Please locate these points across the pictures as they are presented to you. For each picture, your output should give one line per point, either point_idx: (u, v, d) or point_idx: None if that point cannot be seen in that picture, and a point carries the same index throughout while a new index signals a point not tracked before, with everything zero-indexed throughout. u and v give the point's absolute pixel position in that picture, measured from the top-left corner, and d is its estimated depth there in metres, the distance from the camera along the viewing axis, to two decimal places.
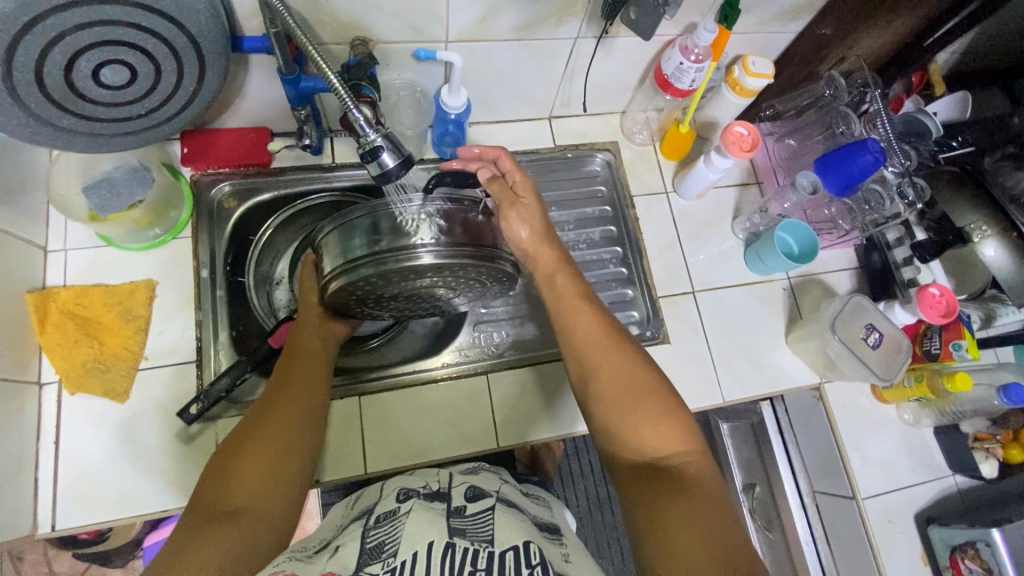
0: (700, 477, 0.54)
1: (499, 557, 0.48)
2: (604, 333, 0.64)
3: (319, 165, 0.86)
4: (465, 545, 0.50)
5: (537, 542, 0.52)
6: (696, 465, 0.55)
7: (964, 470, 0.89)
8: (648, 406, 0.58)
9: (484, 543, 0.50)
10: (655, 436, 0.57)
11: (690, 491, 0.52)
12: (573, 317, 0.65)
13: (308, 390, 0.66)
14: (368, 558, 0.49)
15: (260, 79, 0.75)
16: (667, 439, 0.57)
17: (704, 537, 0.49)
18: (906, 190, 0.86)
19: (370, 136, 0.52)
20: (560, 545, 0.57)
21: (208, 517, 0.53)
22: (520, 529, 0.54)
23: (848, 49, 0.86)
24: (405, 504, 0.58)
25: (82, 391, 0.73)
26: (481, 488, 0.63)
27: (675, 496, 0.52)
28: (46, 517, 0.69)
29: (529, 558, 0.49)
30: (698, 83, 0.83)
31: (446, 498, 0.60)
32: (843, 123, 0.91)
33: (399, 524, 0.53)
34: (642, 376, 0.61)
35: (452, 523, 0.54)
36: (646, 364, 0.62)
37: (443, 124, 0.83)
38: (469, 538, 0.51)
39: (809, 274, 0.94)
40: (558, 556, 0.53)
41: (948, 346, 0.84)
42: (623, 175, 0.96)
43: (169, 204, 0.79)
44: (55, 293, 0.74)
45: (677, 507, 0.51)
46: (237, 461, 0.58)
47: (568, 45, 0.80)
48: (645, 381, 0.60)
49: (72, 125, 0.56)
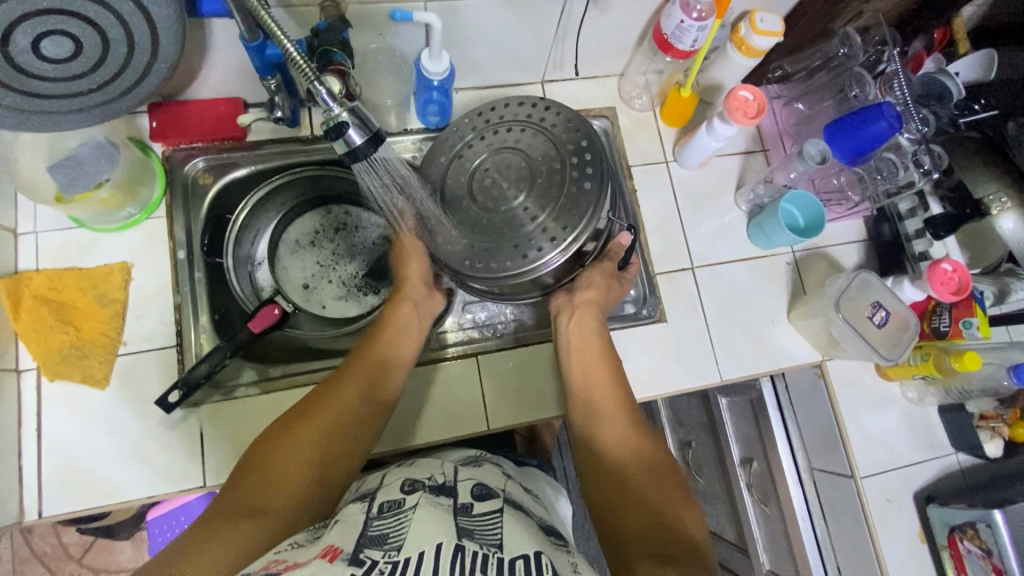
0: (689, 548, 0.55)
1: (510, 565, 0.46)
2: (624, 411, 0.67)
3: (297, 138, 0.81)
4: (473, 548, 0.48)
5: (548, 554, 0.50)
6: (685, 538, 0.56)
7: (968, 449, 0.87)
8: (643, 475, 0.62)
9: (492, 547, 0.49)
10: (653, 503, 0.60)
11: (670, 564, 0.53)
12: (596, 386, 0.69)
13: (366, 404, 0.65)
14: (369, 543, 0.48)
15: (226, 45, 0.70)
16: (666, 506, 0.59)
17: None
18: (922, 158, 0.81)
19: (335, 110, 0.48)
20: (569, 553, 0.55)
21: (233, 520, 0.52)
22: (530, 538, 0.52)
23: (866, 3, 0.78)
24: (410, 497, 0.56)
25: (61, 378, 0.71)
26: (489, 487, 0.62)
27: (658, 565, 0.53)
28: (33, 504, 0.68)
29: (540, 566, 0.46)
30: (701, 43, 0.77)
31: (452, 494, 0.59)
32: (856, 86, 0.85)
33: (406, 520, 0.51)
34: (647, 444, 0.65)
35: (461, 522, 0.52)
36: (653, 440, 0.65)
37: (427, 92, 0.78)
38: (478, 542, 0.49)
39: (815, 248, 0.90)
40: (567, 565, 0.51)
41: (959, 324, 0.80)
42: (621, 143, 0.91)
43: (140, 182, 0.75)
44: (27, 278, 0.72)
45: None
46: (279, 461, 0.58)
47: (558, 2, 0.74)
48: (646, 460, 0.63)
49: (16, 103, 0.52)
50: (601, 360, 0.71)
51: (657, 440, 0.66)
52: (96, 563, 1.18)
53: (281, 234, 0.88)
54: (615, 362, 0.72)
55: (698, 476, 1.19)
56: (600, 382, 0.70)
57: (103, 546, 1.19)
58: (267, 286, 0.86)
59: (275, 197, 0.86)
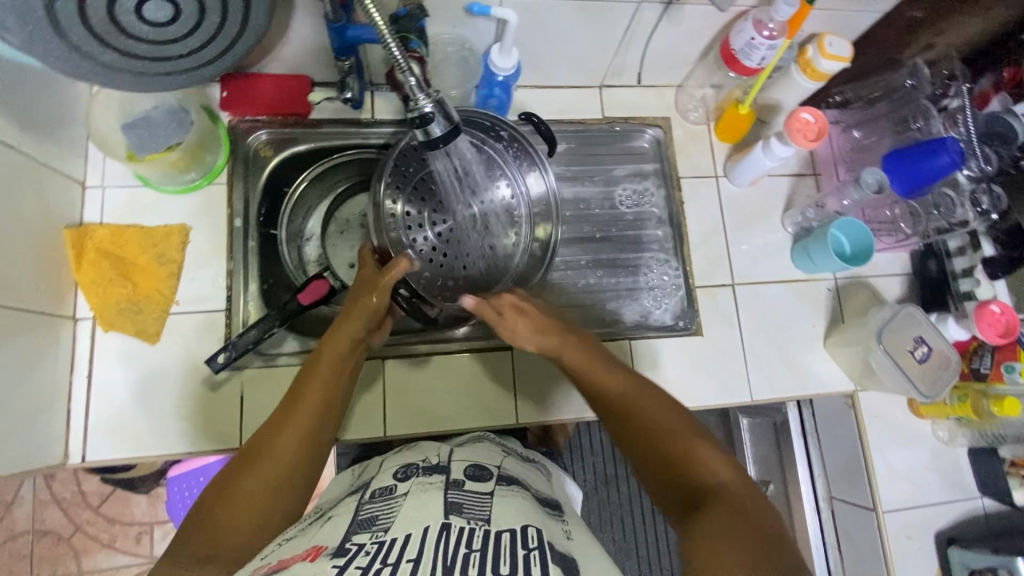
0: (740, 494, 0.50)
1: (494, 537, 0.45)
2: (628, 384, 0.60)
3: (357, 120, 0.83)
4: (460, 525, 0.47)
5: (536, 526, 0.48)
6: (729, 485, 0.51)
7: (994, 494, 0.86)
8: (670, 435, 0.55)
9: (480, 522, 0.48)
10: (692, 462, 0.53)
11: (725, 510, 0.47)
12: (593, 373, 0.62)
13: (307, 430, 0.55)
14: (357, 528, 0.47)
15: (304, 23, 0.72)
16: (703, 458, 0.53)
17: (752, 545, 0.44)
18: (981, 197, 0.80)
19: (421, 100, 0.53)
20: (560, 524, 0.54)
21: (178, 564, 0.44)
22: (522, 512, 0.51)
23: (937, 36, 0.78)
24: (403, 482, 0.56)
25: (114, 329, 0.74)
26: (482, 466, 0.61)
27: (718, 517, 0.47)
28: (77, 448, 0.71)
29: (527, 541, 0.45)
30: (769, 62, 0.77)
31: (446, 472, 0.58)
32: (921, 118, 0.84)
33: (396, 503, 0.51)
34: (664, 403, 0.58)
35: (450, 497, 0.52)
36: (670, 402, 0.59)
37: (488, 87, 0.79)
38: (466, 517, 0.48)
39: (857, 277, 0.89)
40: (561, 533, 0.51)
41: (1000, 367, 0.79)
42: (672, 152, 0.91)
43: (207, 148, 0.77)
44: (92, 231, 0.74)
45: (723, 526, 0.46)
46: (249, 474, 0.51)
47: (631, 9, 0.74)
48: (676, 421, 0.57)
49: (113, 61, 0.54)
50: (582, 344, 0.64)
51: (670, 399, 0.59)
52: (112, 513, 1.19)
53: (331, 213, 0.87)
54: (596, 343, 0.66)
55: None
56: (598, 365, 0.62)
57: (120, 497, 1.20)
58: (314, 260, 0.86)
59: (328, 176, 0.86)
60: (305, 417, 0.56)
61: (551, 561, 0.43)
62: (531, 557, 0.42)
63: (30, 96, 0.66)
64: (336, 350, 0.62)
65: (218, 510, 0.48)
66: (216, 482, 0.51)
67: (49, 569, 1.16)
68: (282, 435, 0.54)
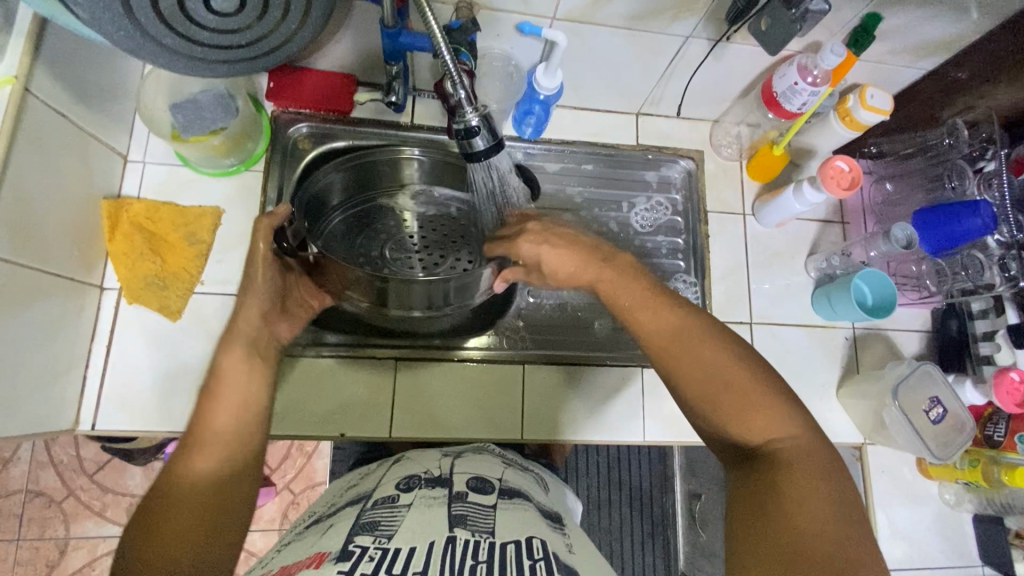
0: (810, 454, 0.50)
1: (500, 549, 0.45)
2: (686, 325, 0.56)
3: (397, 124, 0.85)
4: (465, 537, 0.47)
5: (542, 537, 0.49)
6: (798, 446, 0.51)
7: (996, 564, 0.85)
8: (730, 387, 0.53)
9: (485, 535, 0.48)
10: (758, 424, 0.52)
11: (792, 476, 0.48)
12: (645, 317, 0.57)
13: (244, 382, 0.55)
14: (360, 533, 0.47)
15: (359, 25, 0.73)
16: (763, 423, 0.52)
17: (803, 518, 0.46)
18: (1009, 263, 0.79)
19: (467, 115, 0.54)
20: (563, 535, 0.55)
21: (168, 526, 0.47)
22: (525, 523, 0.51)
23: (980, 99, 0.78)
24: (406, 494, 0.56)
25: (138, 302, 0.75)
26: (484, 479, 0.61)
27: (781, 481, 0.49)
28: (88, 416, 0.72)
29: (531, 552, 0.45)
30: (809, 107, 0.78)
31: (448, 484, 0.58)
32: (956, 178, 0.84)
33: (399, 514, 0.51)
34: (714, 343, 0.55)
35: (454, 510, 0.52)
36: (742, 352, 0.54)
37: (529, 102, 0.82)
38: (470, 530, 0.48)
39: (876, 329, 0.89)
40: (563, 547, 0.51)
41: (1014, 437, 0.78)
42: (702, 185, 0.91)
43: (249, 135, 0.79)
44: (128, 204, 0.76)
45: (783, 494, 0.48)
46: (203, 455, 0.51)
47: (678, 43, 0.75)
48: (738, 376, 0.53)
49: (174, 45, 0.55)
50: (626, 278, 0.59)
51: (744, 343, 0.55)
52: (106, 482, 1.20)
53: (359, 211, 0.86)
54: (650, 278, 0.60)
55: (701, 530, 1.13)
56: (648, 307, 0.57)
57: (115, 467, 1.20)
58: None
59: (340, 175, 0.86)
60: (236, 401, 0.54)
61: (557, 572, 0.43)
62: (538, 569, 0.43)
63: (86, 69, 0.68)
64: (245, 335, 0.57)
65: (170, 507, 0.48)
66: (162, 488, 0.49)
67: (37, 531, 1.17)
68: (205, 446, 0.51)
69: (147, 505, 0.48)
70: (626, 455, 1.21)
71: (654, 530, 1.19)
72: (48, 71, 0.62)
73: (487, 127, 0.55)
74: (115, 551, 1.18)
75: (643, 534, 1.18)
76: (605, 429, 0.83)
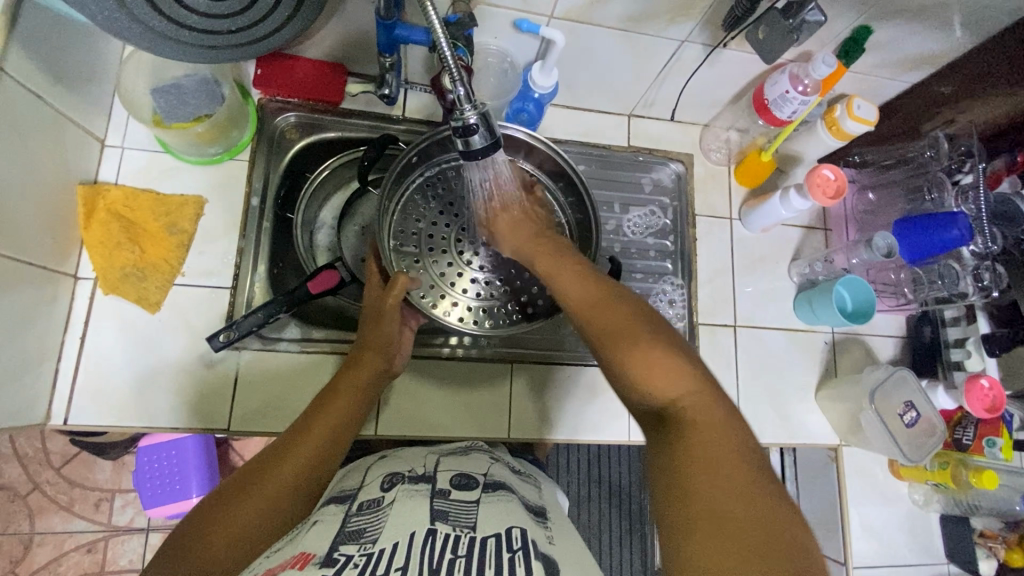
0: (712, 420, 0.45)
1: (480, 543, 0.45)
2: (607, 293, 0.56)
3: (386, 116, 0.84)
4: (446, 531, 0.47)
5: (522, 529, 0.49)
6: (698, 400, 0.47)
7: (960, 562, 0.88)
8: (632, 345, 0.50)
9: (466, 529, 0.48)
10: (652, 378, 0.48)
11: (694, 437, 0.44)
12: (561, 276, 0.60)
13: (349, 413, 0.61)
14: (345, 539, 0.46)
15: (352, 16, 0.72)
16: (663, 374, 0.48)
17: (721, 464, 0.42)
18: (982, 274, 0.82)
19: (466, 112, 0.53)
20: (546, 529, 0.55)
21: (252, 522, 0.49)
22: (509, 517, 0.51)
23: (959, 114, 0.80)
24: (389, 491, 0.55)
25: (115, 293, 0.73)
26: (468, 475, 0.60)
27: (689, 442, 0.44)
28: (60, 410, 0.69)
29: (512, 543, 0.46)
30: (798, 115, 0.79)
31: (432, 481, 0.58)
32: (934, 190, 0.87)
33: (382, 513, 0.50)
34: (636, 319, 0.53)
35: (436, 505, 0.51)
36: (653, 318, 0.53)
37: (522, 101, 0.80)
38: (451, 524, 0.49)
39: (854, 333, 0.91)
40: (544, 538, 0.51)
41: (982, 440, 0.85)
42: (690, 188, 0.92)
43: (235, 124, 0.77)
44: (106, 191, 0.73)
45: (684, 450, 0.43)
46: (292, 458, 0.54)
47: (673, 46, 0.76)
48: (643, 330, 0.52)
49: (162, 28, 0.53)
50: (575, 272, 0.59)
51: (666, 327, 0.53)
52: (73, 476, 1.16)
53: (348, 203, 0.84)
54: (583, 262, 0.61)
55: None
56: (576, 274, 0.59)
57: (83, 460, 1.16)
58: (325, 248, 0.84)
59: (345, 172, 0.85)
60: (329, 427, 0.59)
61: (535, 565, 0.43)
62: (519, 560, 0.43)
63: (63, 49, 0.65)
64: (364, 373, 0.65)
65: (240, 497, 0.50)
66: (235, 479, 0.52)
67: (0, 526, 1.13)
68: (303, 442, 0.56)
69: (214, 499, 0.50)
70: (606, 452, 1.21)
71: (632, 526, 1.20)
72: (26, 49, 0.59)
73: (489, 126, 0.54)
74: (83, 547, 1.14)
75: (622, 530, 1.19)
76: (591, 428, 0.83)
